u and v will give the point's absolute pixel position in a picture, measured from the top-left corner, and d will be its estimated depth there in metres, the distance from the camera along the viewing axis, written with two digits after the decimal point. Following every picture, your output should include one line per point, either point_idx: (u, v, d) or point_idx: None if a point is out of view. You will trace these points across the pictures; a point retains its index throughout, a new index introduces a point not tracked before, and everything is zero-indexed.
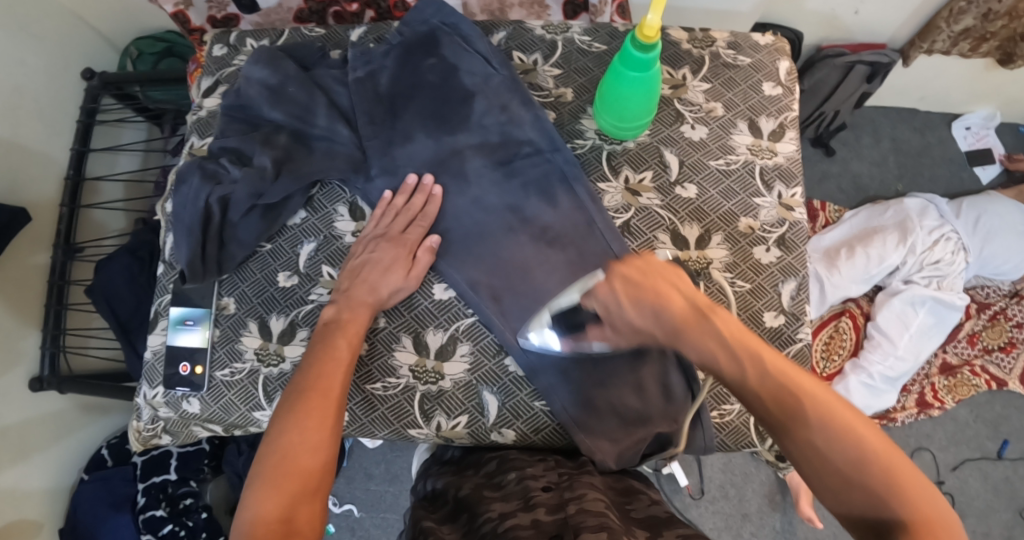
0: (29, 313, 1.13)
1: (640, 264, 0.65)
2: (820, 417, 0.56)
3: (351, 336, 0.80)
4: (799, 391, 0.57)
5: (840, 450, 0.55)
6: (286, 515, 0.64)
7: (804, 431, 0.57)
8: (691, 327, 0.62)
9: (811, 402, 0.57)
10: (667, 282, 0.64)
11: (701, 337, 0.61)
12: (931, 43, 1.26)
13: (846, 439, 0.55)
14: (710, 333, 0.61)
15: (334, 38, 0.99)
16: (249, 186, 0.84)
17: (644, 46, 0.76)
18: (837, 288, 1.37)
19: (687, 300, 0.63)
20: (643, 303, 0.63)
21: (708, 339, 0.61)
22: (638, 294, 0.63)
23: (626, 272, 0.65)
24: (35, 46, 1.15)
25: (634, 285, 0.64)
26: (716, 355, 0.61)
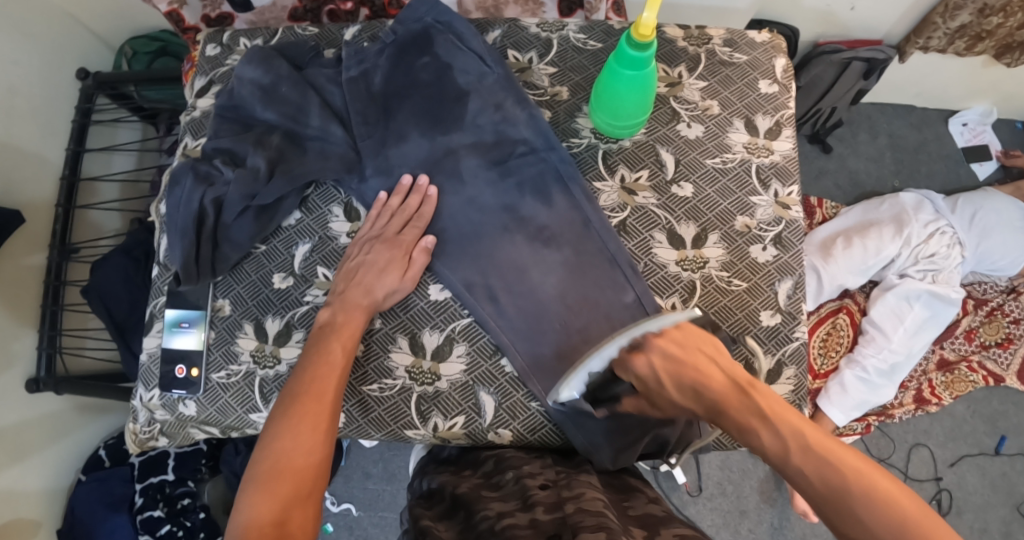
0: (24, 314, 1.12)
1: (678, 338, 0.70)
2: (862, 490, 0.56)
3: (346, 338, 0.79)
4: (841, 465, 0.58)
5: (884, 524, 0.55)
6: (279, 518, 0.63)
7: (845, 506, 0.57)
8: (728, 401, 0.66)
9: (852, 476, 0.57)
10: (708, 360, 0.69)
11: (739, 411, 0.65)
12: (927, 39, 1.26)
13: (892, 513, 0.55)
14: (748, 407, 0.64)
15: (328, 37, 0.99)
16: (242, 187, 0.84)
17: (640, 45, 0.76)
18: (834, 277, 1.36)
19: (726, 375, 0.67)
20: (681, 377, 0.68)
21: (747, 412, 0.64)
22: (677, 370, 0.69)
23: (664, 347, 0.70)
24: (29, 45, 1.14)
25: (674, 361, 0.69)
26: (754, 429, 0.63)
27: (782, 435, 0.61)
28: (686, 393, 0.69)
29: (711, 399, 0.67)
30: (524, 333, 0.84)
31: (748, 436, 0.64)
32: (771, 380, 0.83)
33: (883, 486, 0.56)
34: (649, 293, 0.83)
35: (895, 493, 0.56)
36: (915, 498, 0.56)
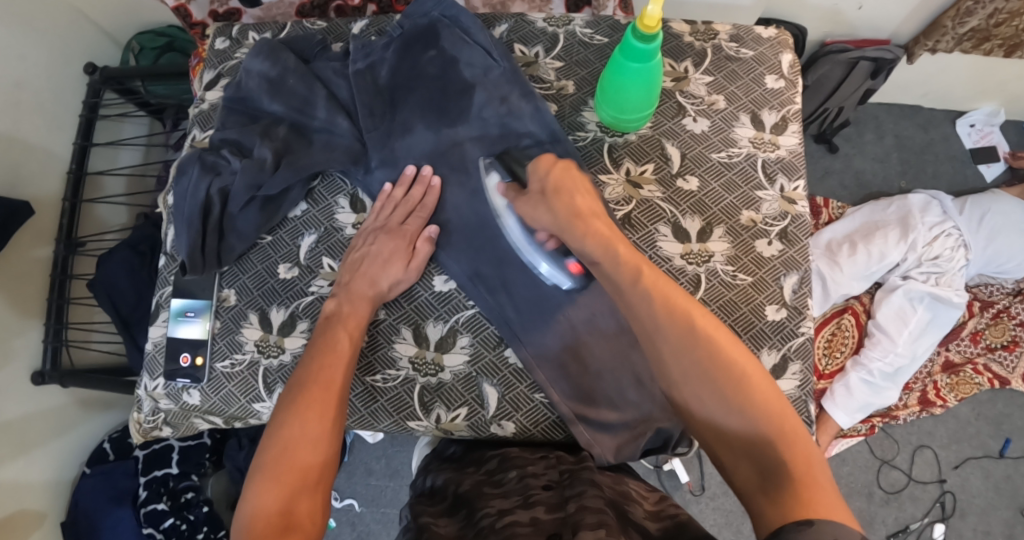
0: (29, 307, 1.13)
1: (566, 169, 0.79)
2: (717, 365, 0.62)
3: (351, 329, 0.80)
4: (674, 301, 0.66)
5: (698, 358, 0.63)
6: (286, 509, 0.63)
7: (699, 373, 0.62)
8: (599, 234, 0.73)
9: (711, 345, 0.63)
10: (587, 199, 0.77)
11: (608, 247, 0.72)
12: (935, 42, 1.26)
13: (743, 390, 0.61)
14: (618, 244, 0.72)
15: (336, 32, 0.99)
16: (248, 177, 0.84)
17: (645, 37, 0.75)
18: (839, 284, 1.37)
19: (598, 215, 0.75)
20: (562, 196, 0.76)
21: (614, 256, 0.71)
22: (561, 189, 0.77)
23: (554, 167, 0.79)
24: (35, 39, 1.14)
25: (565, 182, 0.77)
26: (620, 266, 0.70)
27: (648, 290, 0.67)
28: (562, 213, 0.75)
29: (575, 220, 0.74)
30: (523, 323, 0.84)
31: (611, 269, 0.71)
32: (775, 376, 0.83)
33: (739, 361, 0.62)
34: None
35: (748, 370, 0.62)
36: (767, 376, 0.62)
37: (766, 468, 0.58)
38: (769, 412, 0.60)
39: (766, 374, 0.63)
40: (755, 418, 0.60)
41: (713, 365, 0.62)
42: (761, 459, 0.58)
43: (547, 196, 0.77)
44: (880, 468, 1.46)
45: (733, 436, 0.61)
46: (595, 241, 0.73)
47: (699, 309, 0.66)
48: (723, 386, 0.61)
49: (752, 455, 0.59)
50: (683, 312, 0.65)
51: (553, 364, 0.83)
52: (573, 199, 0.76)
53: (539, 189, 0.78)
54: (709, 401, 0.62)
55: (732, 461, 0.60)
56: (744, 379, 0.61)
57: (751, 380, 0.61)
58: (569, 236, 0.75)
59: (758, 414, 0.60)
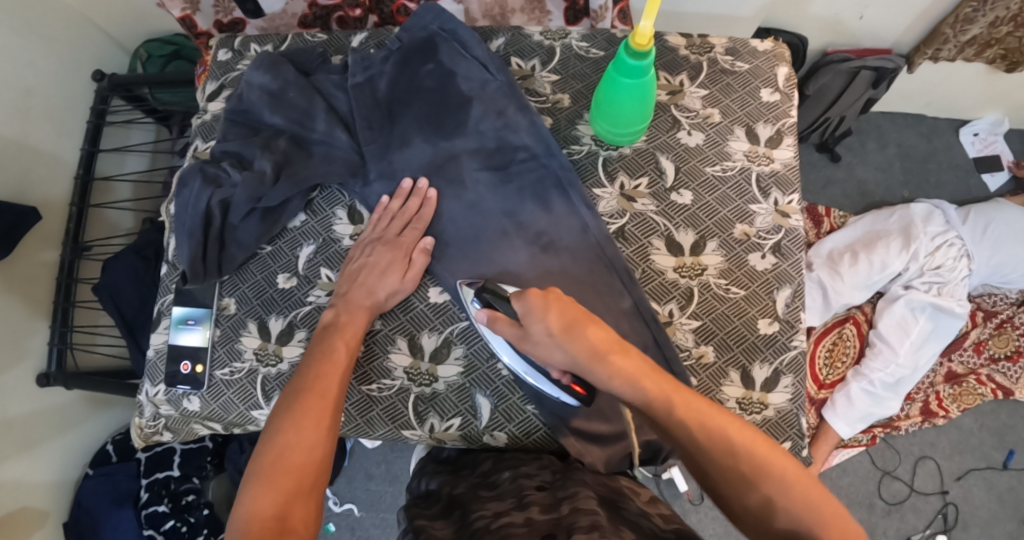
0: (37, 307, 1.15)
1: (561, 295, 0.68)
2: (753, 471, 0.61)
3: (348, 338, 0.81)
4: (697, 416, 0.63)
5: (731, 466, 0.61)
6: (281, 513, 0.63)
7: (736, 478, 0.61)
8: (623, 368, 0.66)
9: (745, 453, 0.61)
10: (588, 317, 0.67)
11: (634, 383, 0.65)
12: (936, 50, 1.25)
13: (782, 492, 0.60)
14: (645, 378, 0.65)
15: (336, 44, 1.00)
16: (249, 190, 0.85)
17: (638, 54, 0.76)
18: (840, 295, 1.35)
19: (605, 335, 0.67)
20: (567, 325, 0.66)
21: (638, 386, 0.65)
22: (571, 324, 0.66)
23: (550, 296, 0.68)
24: (44, 47, 1.16)
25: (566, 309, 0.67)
26: (650, 401, 0.65)
27: (680, 412, 0.64)
28: (576, 355, 0.66)
29: (594, 361, 0.66)
30: None
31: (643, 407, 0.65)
32: (767, 389, 0.83)
33: (770, 458, 0.61)
34: (646, 299, 0.83)
35: (783, 468, 0.61)
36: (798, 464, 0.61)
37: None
38: (809, 504, 0.59)
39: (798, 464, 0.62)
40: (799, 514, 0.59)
41: (749, 472, 0.61)
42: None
43: (557, 336, 0.67)
44: (882, 478, 1.45)
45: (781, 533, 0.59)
46: (620, 382, 0.66)
47: (729, 418, 0.64)
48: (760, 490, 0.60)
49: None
50: (714, 428, 0.63)
51: None
52: (585, 333, 0.66)
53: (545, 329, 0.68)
54: (751, 504, 0.61)
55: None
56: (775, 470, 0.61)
57: (788, 477, 0.60)
58: (591, 374, 0.67)
59: (800, 509, 0.59)
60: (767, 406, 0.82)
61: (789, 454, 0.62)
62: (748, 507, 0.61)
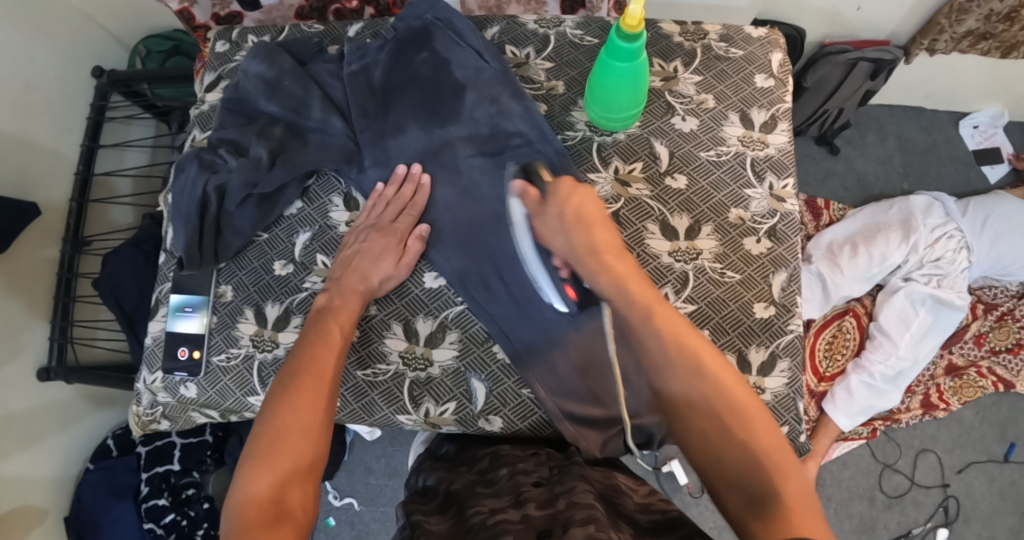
0: (37, 304, 1.15)
1: (585, 195, 0.79)
2: (715, 395, 0.63)
3: (343, 323, 0.81)
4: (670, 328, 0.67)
5: (690, 379, 0.64)
6: (277, 497, 0.64)
7: (696, 396, 0.63)
8: (614, 268, 0.74)
9: (717, 387, 0.63)
10: (596, 220, 0.77)
11: (621, 285, 0.72)
12: (932, 40, 1.25)
13: (755, 450, 0.60)
14: (632, 283, 0.72)
15: (332, 34, 1.01)
16: (243, 176, 0.86)
17: (628, 37, 0.76)
18: (839, 287, 1.35)
19: (604, 238, 0.76)
20: (577, 220, 0.77)
21: (623, 287, 0.72)
22: (580, 218, 0.77)
23: (576, 191, 0.79)
24: (45, 43, 1.17)
25: (576, 211, 0.77)
26: (631, 301, 0.71)
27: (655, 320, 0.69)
28: (576, 243, 0.76)
29: (587, 256, 0.75)
30: (514, 319, 0.85)
31: (623, 308, 0.71)
32: (763, 373, 0.83)
33: (734, 390, 0.63)
34: None
35: (749, 408, 0.62)
36: (774, 427, 0.62)
37: (755, 493, 0.58)
38: (763, 445, 0.60)
39: (771, 423, 0.62)
40: (747, 452, 0.60)
41: (711, 393, 0.63)
42: (754, 491, 0.58)
43: (565, 224, 0.77)
44: (882, 472, 1.44)
45: (732, 468, 0.60)
46: (608, 277, 0.73)
47: (705, 344, 0.67)
48: (722, 418, 0.62)
49: (745, 488, 0.59)
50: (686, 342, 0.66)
51: (538, 361, 0.84)
52: (594, 230, 0.76)
53: (558, 216, 0.78)
54: (708, 429, 0.62)
55: (724, 490, 0.60)
56: (738, 404, 0.63)
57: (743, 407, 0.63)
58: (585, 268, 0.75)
59: (754, 449, 0.60)
60: (763, 390, 0.82)
61: (760, 406, 0.63)
62: (705, 430, 0.62)
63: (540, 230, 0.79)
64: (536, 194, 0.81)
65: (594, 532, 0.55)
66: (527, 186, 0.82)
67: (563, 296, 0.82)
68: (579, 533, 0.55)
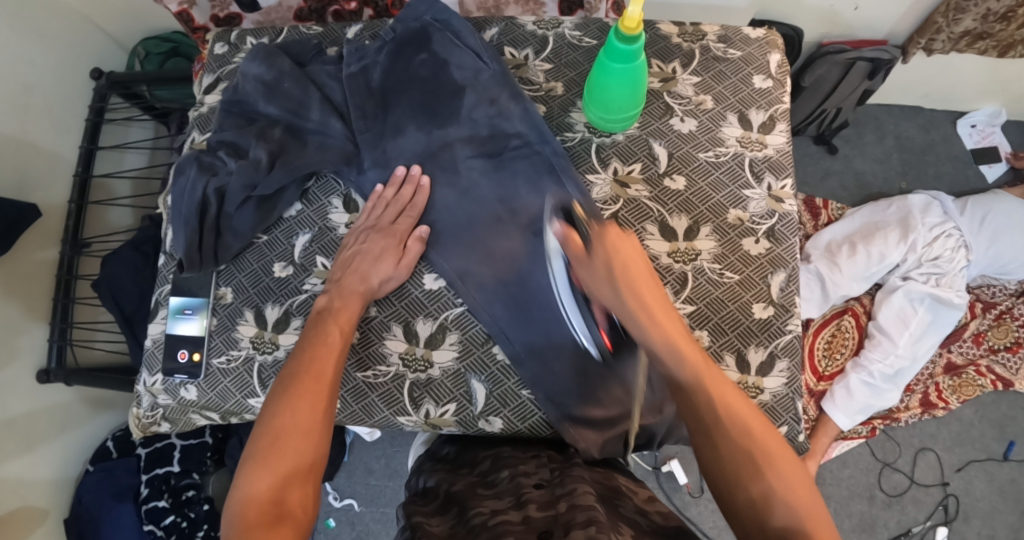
0: (35, 307, 1.15)
1: (631, 246, 0.77)
2: (763, 460, 0.64)
3: (343, 324, 0.81)
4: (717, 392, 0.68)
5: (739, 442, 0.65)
6: (277, 497, 0.64)
7: (744, 461, 0.64)
8: (663, 324, 0.72)
9: (764, 454, 0.64)
10: (643, 273, 0.76)
11: (672, 342, 0.71)
12: (929, 39, 1.25)
13: (777, 478, 0.63)
14: (681, 340, 0.71)
15: (331, 36, 1.01)
16: (243, 178, 0.86)
17: (627, 38, 0.76)
18: (838, 286, 1.35)
19: (652, 292, 0.75)
20: (625, 273, 0.75)
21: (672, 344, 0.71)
22: (628, 270, 0.75)
23: (621, 242, 0.76)
24: (44, 45, 1.17)
25: (623, 262, 0.75)
26: (680, 358, 0.70)
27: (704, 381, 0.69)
28: (624, 296, 0.74)
29: (636, 310, 0.73)
30: (515, 320, 0.85)
31: (671, 364, 0.70)
32: (762, 373, 0.83)
33: (779, 458, 0.64)
34: None
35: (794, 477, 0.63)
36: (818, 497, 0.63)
37: None
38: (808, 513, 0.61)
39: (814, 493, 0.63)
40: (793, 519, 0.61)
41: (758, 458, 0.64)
42: None
43: (612, 276, 0.75)
44: (882, 470, 1.45)
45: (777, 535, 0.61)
46: (657, 332, 0.72)
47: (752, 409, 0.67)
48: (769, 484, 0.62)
49: None
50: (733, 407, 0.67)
51: (537, 362, 0.84)
52: (642, 285, 0.74)
53: (604, 264, 0.76)
54: (755, 493, 0.62)
55: None
56: (784, 471, 0.63)
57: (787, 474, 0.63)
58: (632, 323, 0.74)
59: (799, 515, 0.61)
60: (762, 390, 0.82)
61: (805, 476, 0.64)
62: (751, 493, 0.63)
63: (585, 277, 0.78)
64: (581, 243, 0.80)
65: (595, 534, 0.55)
66: (573, 233, 0.81)
67: (594, 337, 0.82)
68: (580, 535, 0.55)
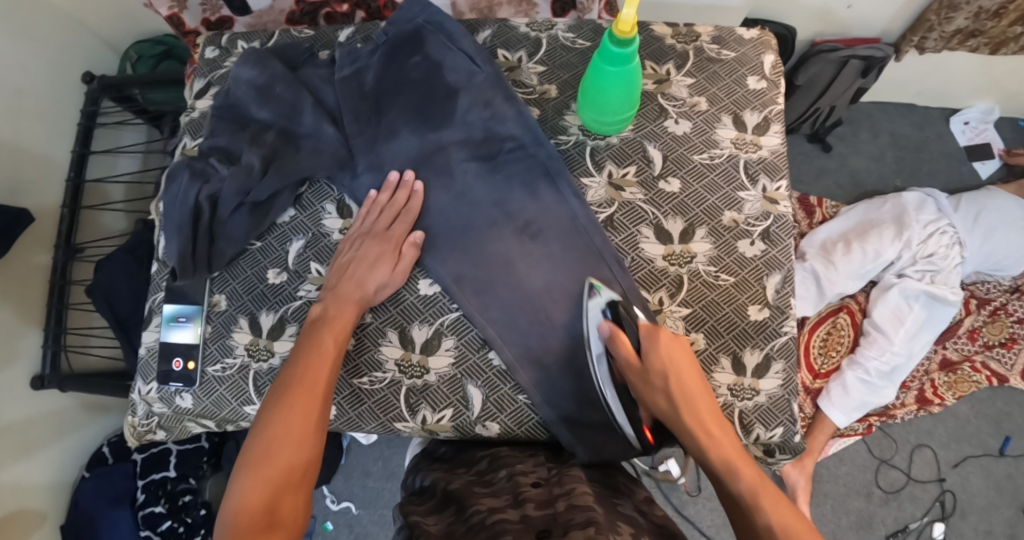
0: (30, 312, 1.14)
1: (686, 355, 0.75)
2: None
3: (337, 331, 0.81)
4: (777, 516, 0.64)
5: None
6: (270, 506, 0.64)
7: None
8: (722, 444, 0.70)
9: None
10: (699, 387, 0.74)
11: (730, 462, 0.68)
12: (922, 38, 1.26)
13: None
14: (741, 462, 0.68)
15: (323, 39, 1.01)
16: (236, 183, 0.86)
17: (622, 42, 0.76)
18: (834, 283, 1.35)
19: (707, 408, 0.73)
20: (680, 384, 0.73)
21: (731, 466, 0.68)
22: (684, 382, 0.73)
23: (676, 350, 0.75)
24: (35, 49, 1.16)
25: (678, 373, 0.74)
26: (739, 479, 0.67)
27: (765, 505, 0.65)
28: (685, 415, 0.72)
29: (699, 433, 0.71)
30: (511, 325, 0.85)
31: (729, 485, 0.67)
32: (758, 375, 0.83)
33: None
34: (636, 288, 0.84)
35: None
36: None
37: None
38: None
39: None
40: None
41: None
42: None
43: (667, 386, 0.73)
44: (879, 467, 1.45)
45: None
46: (716, 453, 0.69)
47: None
48: None
49: None
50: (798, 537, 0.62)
51: (534, 366, 0.84)
52: (699, 399, 0.73)
53: (659, 372, 0.73)
54: None
55: None
56: None
57: None
58: (691, 443, 0.72)
59: None
60: (758, 392, 0.82)
61: None
62: None
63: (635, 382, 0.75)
64: (630, 344, 0.75)
65: (594, 534, 0.55)
66: (619, 331, 0.76)
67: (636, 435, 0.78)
68: (579, 535, 0.55)
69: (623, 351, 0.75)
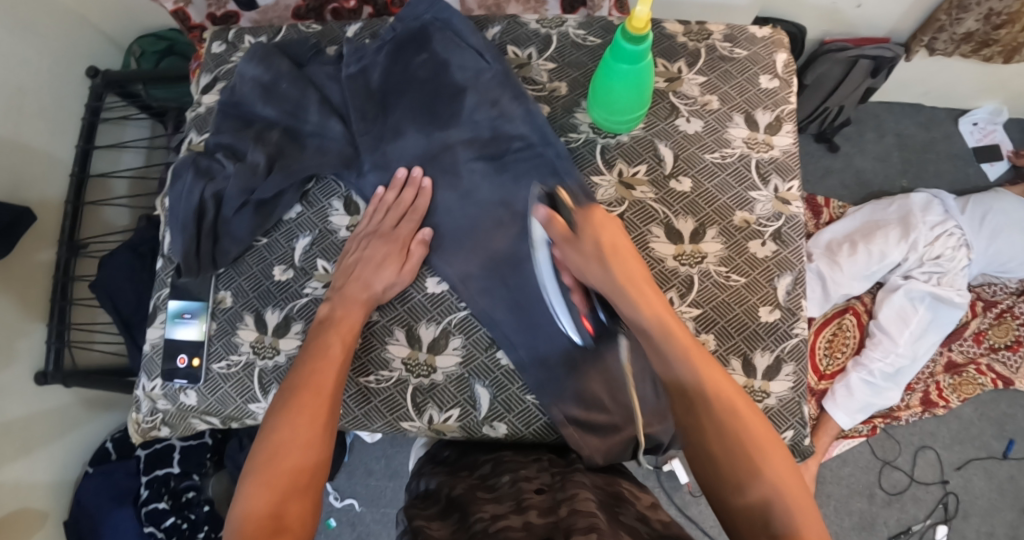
0: (33, 308, 1.14)
1: (614, 227, 0.79)
2: (734, 422, 0.65)
3: (344, 333, 0.80)
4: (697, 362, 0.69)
5: (721, 408, 0.66)
6: (276, 511, 0.63)
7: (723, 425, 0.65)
8: (647, 299, 0.74)
9: (738, 415, 0.65)
10: (627, 255, 0.77)
11: (657, 317, 0.73)
12: (931, 38, 1.25)
13: (725, 406, 0.66)
14: (666, 315, 0.73)
15: (329, 35, 0.99)
16: (241, 182, 0.85)
17: (634, 39, 0.75)
18: (839, 285, 1.34)
19: (636, 274, 0.77)
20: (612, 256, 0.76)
21: (657, 321, 0.72)
22: (616, 253, 0.77)
23: (605, 223, 0.78)
24: (39, 44, 1.15)
25: (608, 243, 0.77)
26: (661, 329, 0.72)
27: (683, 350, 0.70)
28: (618, 278, 0.75)
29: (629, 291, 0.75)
30: (519, 324, 0.84)
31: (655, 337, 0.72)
32: (768, 377, 0.82)
33: (750, 421, 0.65)
34: None
35: (762, 437, 0.65)
36: (790, 462, 0.63)
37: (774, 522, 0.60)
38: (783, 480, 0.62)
39: (784, 452, 0.64)
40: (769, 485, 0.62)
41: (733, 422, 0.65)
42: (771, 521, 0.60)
43: (601, 255, 0.76)
44: (882, 469, 1.45)
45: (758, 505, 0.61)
46: (644, 309, 0.73)
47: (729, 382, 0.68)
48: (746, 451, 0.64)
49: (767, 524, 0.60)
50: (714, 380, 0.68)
51: (540, 367, 0.83)
52: (628, 265, 0.76)
53: (593, 245, 0.77)
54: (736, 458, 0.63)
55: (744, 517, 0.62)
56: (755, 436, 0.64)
57: (764, 448, 0.64)
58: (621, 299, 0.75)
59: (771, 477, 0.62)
60: (768, 395, 0.82)
61: (779, 442, 0.65)
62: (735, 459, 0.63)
63: (570, 259, 0.78)
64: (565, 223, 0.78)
65: None
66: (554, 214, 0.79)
67: (579, 326, 0.81)
68: None
69: (557, 230, 0.78)
